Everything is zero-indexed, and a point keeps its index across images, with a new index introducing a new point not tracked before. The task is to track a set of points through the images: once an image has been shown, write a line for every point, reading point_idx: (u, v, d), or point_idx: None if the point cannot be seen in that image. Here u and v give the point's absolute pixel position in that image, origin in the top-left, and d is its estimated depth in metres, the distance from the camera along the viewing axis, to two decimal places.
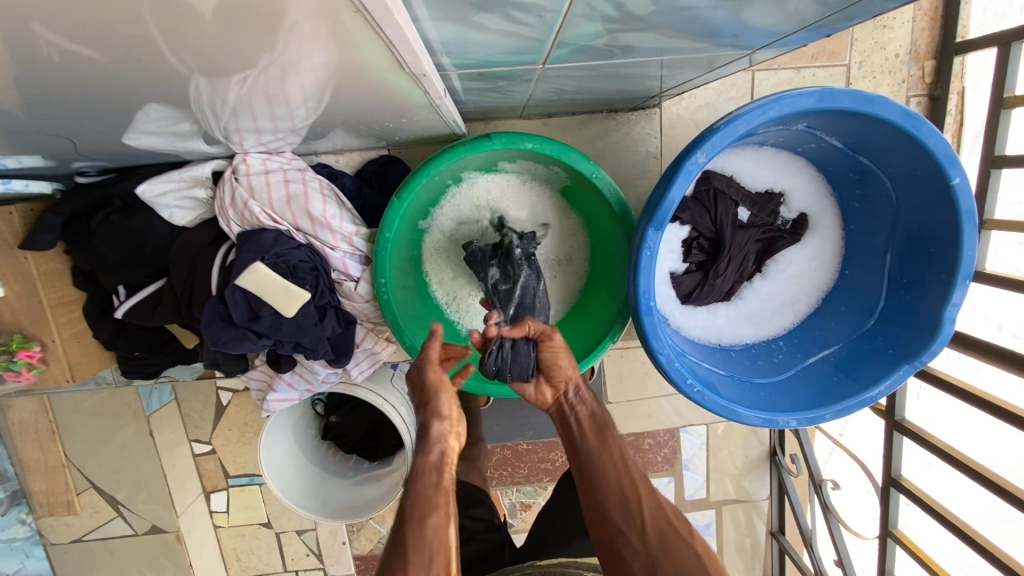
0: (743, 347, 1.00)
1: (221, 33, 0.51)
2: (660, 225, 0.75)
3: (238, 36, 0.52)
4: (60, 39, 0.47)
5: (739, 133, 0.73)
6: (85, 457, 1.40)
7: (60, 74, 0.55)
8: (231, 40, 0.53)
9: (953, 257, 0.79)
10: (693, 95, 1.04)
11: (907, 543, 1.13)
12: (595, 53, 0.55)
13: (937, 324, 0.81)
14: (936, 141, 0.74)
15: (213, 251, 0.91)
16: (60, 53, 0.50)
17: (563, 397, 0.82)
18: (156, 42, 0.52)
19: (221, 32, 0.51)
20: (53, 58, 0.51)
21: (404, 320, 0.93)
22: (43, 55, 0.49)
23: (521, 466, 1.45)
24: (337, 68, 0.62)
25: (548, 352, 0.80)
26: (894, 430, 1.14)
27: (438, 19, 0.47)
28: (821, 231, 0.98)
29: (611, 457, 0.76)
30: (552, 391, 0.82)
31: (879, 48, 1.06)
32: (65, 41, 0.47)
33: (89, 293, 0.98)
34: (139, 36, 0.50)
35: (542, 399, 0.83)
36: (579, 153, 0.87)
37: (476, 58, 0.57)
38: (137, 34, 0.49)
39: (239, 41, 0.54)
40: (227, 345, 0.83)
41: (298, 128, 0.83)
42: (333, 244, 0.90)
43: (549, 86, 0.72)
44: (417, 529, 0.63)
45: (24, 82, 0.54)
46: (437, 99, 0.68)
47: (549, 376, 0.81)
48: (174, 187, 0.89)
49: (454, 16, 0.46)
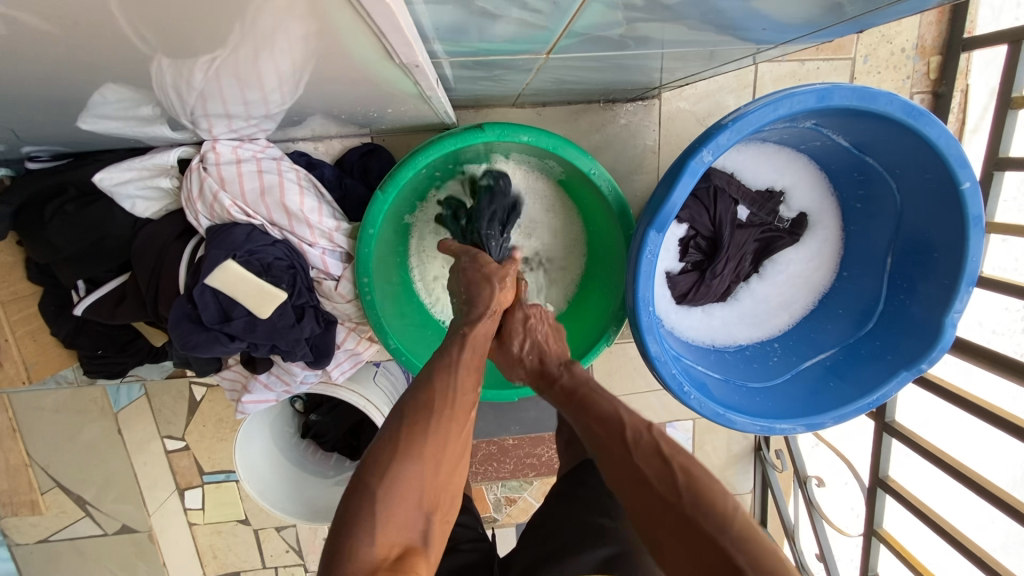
0: (738, 349, 0.98)
1: (187, 6, 0.45)
2: (662, 226, 0.71)
3: (208, 10, 0.46)
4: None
5: (748, 131, 0.69)
6: (49, 455, 1.33)
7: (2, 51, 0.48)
8: (198, 13, 0.46)
9: (956, 263, 0.77)
10: (694, 87, 1.00)
11: (892, 542, 1.15)
12: (607, 44, 0.50)
13: (938, 331, 0.79)
14: (947, 142, 0.71)
15: (181, 245, 0.84)
16: (1, 27, 0.43)
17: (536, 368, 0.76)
18: (114, 14, 0.45)
19: (193, 6, 0.45)
20: None
21: (388, 321, 0.87)
22: None
23: (506, 462, 1.41)
24: (318, 49, 0.56)
25: (501, 359, 0.79)
26: (883, 432, 1.13)
27: (435, 2, 0.42)
28: (821, 231, 0.96)
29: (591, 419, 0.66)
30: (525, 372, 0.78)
31: (885, 42, 1.02)
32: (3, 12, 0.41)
33: (45, 287, 0.91)
34: (93, 10, 0.43)
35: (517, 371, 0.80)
36: (576, 147, 0.82)
37: (473, 46, 0.52)
38: (87, 5, 0.42)
39: (207, 14, 0.47)
40: (199, 349, 0.77)
41: (274, 114, 0.76)
42: (311, 240, 0.84)
43: (549, 77, 0.67)
44: (462, 391, 0.64)
45: None
46: (428, 91, 0.63)
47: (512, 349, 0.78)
48: (137, 175, 0.81)
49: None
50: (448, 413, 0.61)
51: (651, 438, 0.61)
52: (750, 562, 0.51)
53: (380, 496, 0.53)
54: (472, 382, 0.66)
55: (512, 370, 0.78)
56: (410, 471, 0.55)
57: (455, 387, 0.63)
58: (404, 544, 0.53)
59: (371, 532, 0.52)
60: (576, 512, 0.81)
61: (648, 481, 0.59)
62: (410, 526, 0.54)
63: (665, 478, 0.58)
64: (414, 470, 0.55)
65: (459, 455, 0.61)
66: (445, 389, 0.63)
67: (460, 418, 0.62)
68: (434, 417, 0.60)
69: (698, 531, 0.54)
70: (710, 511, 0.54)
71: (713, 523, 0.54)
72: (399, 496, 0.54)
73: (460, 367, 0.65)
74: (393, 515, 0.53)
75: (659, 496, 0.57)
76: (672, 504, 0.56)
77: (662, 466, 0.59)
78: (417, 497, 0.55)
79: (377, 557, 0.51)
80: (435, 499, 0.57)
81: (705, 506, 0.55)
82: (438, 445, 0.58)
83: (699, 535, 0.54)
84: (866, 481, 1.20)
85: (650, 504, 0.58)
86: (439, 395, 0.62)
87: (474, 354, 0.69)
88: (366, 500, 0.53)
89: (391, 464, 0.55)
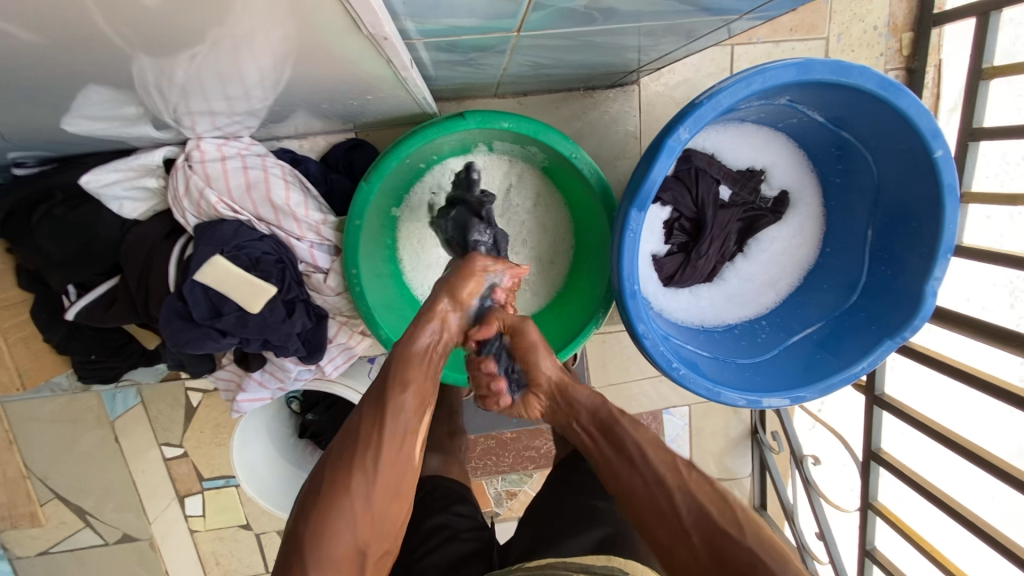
0: (726, 328, 0.99)
1: (161, 5, 0.46)
2: (643, 206, 0.73)
3: (180, 6, 0.47)
4: None
5: (722, 108, 0.71)
6: (46, 466, 1.33)
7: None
8: (172, 10, 0.48)
9: (934, 231, 0.78)
10: (672, 71, 1.01)
11: (888, 515, 1.14)
12: (574, 18, 0.51)
13: (919, 299, 0.80)
14: (918, 112, 0.72)
15: (169, 245, 0.85)
16: None
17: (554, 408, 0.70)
18: (92, 16, 0.46)
19: (163, 3, 0.45)
20: None
21: (379, 312, 0.88)
22: None
23: (506, 455, 1.42)
24: (295, 40, 0.57)
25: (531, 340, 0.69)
26: (874, 405, 1.14)
27: None
28: (802, 208, 0.97)
29: (636, 443, 0.63)
30: (539, 405, 0.71)
31: (857, 21, 1.04)
32: None
33: (35, 294, 0.91)
34: (70, 10, 0.44)
35: (531, 412, 0.72)
36: (557, 132, 0.83)
37: (443, 24, 0.52)
38: (64, 6, 0.43)
39: (181, 11, 0.48)
40: (191, 345, 0.78)
41: (256, 110, 0.77)
42: (299, 234, 0.85)
43: (524, 60, 0.68)
44: (393, 415, 0.62)
45: None
46: (401, 70, 0.64)
47: (533, 388, 0.70)
48: (123, 176, 0.82)
49: None
50: (375, 448, 0.60)
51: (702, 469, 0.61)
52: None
53: (303, 557, 0.55)
54: (409, 403, 0.63)
55: (535, 368, 0.69)
56: (319, 528, 0.56)
57: (377, 428, 0.61)
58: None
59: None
60: (568, 498, 0.82)
61: (713, 521, 0.56)
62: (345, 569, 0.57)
63: (731, 518, 0.55)
64: (326, 527, 0.56)
65: (394, 484, 0.60)
66: (370, 430, 0.61)
67: (390, 446, 0.61)
68: (344, 472, 0.58)
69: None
70: (774, 553, 0.53)
71: (783, 568, 0.52)
72: (328, 544, 0.56)
73: (396, 388, 0.63)
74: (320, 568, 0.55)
75: (724, 538, 0.54)
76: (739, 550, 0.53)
77: (719, 499, 0.57)
78: (349, 543, 0.57)
79: None
80: (368, 535, 0.58)
81: (769, 547, 0.53)
82: (355, 494, 0.58)
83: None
84: (859, 456, 1.21)
85: (716, 540, 0.55)
86: (356, 441, 0.60)
87: (421, 371, 0.65)
88: (297, 552, 0.55)
89: (316, 516, 0.56)
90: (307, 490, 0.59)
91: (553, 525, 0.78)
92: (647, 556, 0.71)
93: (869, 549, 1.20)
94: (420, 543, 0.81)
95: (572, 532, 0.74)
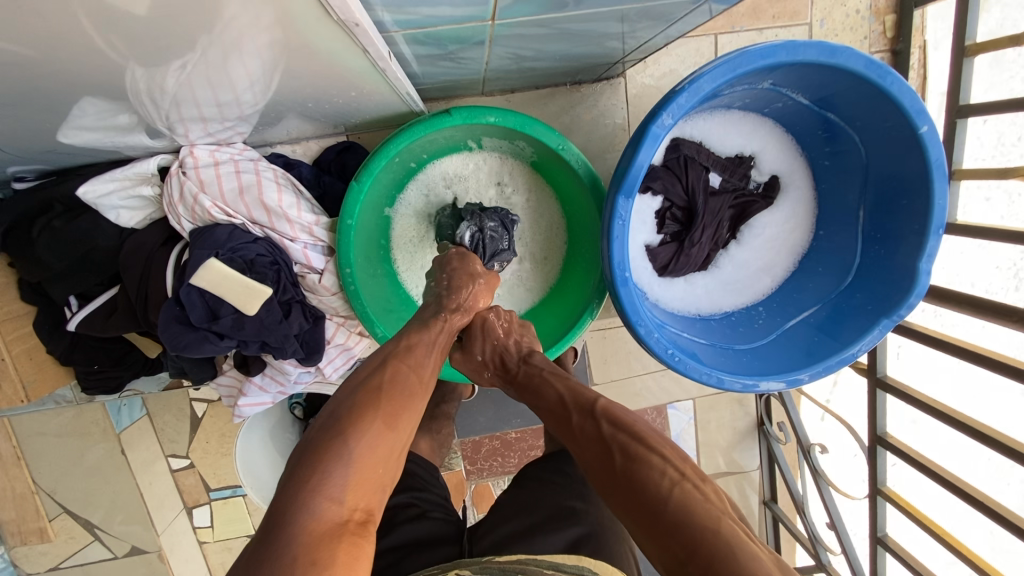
0: (723, 316, 0.99)
1: (146, 14, 0.47)
2: (630, 193, 0.73)
3: (166, 15, 0.48)
4: None
5: (704, 93, 0.71)
6: (54, 481, 1.34)
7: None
8: (158, 20, 0.49)
9: (925, 207, 0.78)
10: (656, 62, 1.02)
11: (897, 499, 1.12)
12: (549, 4, 0.52)
13: (913, 276, 0.80)
14: (902, 89, 0.72)
15: (167, 251, 0.87)
16: None
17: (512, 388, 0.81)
18: (81, 28, 0.47)
19: (150, 12, 0.46)
20: None
21: (375, 311, 0.88)
22: None
23: (511, 456, 1.41)
24: (280, 46, 0.58)
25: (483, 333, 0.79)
26: (877, 387, 1.13)
27: None
28: (792, 193, 0.97)
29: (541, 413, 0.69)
30: None
31: (840, 5, 1.05)
32: None
33: (38, 306, 0.93)
34: (58, 22, 0.45)
35: None
36: (544, 125, 0.84)
37: (418, 13, 0.52)
38: (47, 16, 0.44)
39: (167, 21, 0.49)
40: (189, 349, 0.79)
41: (247, 115, 0.79)
42: (292, 235, 0.86)
43: (506, 52, 0.69)
44: (426, 370, 0.68)
45: None
46: (380, 63, 0.65)
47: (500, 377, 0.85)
48: (119, 186, 0.84)
49: None
50: (415, 387, 0.64)
51: (598, 420, 0.61)
52: (705, 557, 0.46)
53: (345, 469, 0.53)
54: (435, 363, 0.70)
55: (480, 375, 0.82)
56: (361, 441, 0.55)
57: (416, 374, 0.66)
58: (367, 508, 0.53)
59: (341, 492, 0.52)
60: (547, 493, 0.81)
61: (599, 480, 0.58)
62: (374, 495, 0.55)
63: (605, 463, 0.58)
64: (369, 442, 0.56)
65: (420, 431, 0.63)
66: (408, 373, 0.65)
67: (425, 396, 0.66)
68: (388, 402, 0.60)
69: (633, 510, 0.53)
70: (646, 495, 0.53)
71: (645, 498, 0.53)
72: (370, 459, 0.55)
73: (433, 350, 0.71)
74: (355, 482, 0.53)
75: (609, 493, 0.56)
76: (621, 500, 0.54)
77: (604, 452, 0.58)
78: (385, 467, 0.56)
79: (343, 516, 0.51)
80: (393, 471, 0.58)
81: (642, 490, 0.53)
82: (398, 424, 0.60)
83: (642, 523, 0.52)
84: (866, 441, 1.19)
85: (608, 492, 0.56)
86: (395, 380, 0.63)
87: (447, 342, 0.75)
88: (339, 462, 0.53)
89: (365, 430, 0.57)
90: (335, 412, 0.58)
91: (534, 516, 0.77)
92: (619, 562, 0.71)
93: (881, 536, 1.18)
94: (389, 519, 0.82)
95: (549, 530, 0.73)
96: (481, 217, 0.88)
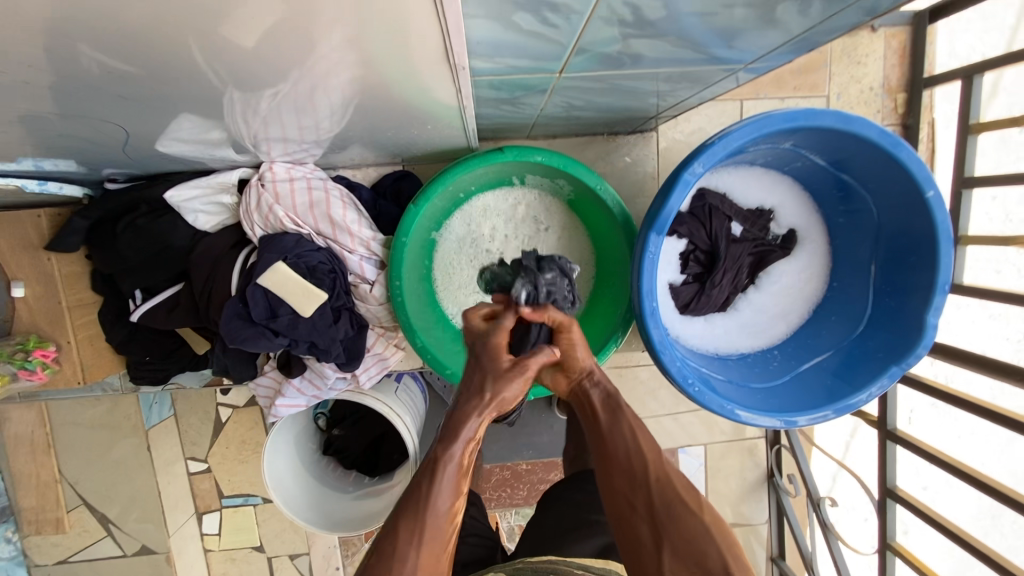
0: (739, 356, 1.04)
1: (265, 47, 0.56)
2: (661, 231, 0.81)
3: (277, 49, 0.57)
4: (121, 47, 0.51)
5: (732, 148, 0.80)
6: (78, 473, 1.37)
7: (110, 80, 0.59)
8: (269, 54, 0.57)
9: (932, 265, 0.85)
10: (687, 121, 1.13)
11: (905, 554, 1.13)
12: (606, 61, 0.61)
13: (921, 327, 0.86)
14: (910, 157, 0.81)
15: (234, 254, 0.95)
16: (99, 62, 0.54)
17: (575, 386, 0.78)
18: (208, 56, 0.57)
19: (259, 46, 0.55)
20: (110, 64, 0.55)
21: (417, 321, 0.96)
22: (84, 66, 0.54)
23: (520, 487, 1.44)
24: (367, 81, 0.67)
25: (567, 343, 0.77)
26: (887, 439, 1.15)
27: (483, 17, 0.50)
28: (808, 245, 1.05)
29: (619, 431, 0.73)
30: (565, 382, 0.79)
31: (855, 82, 1.16)
32: (124, 49, 0.52)
33: (105, 296, 1.00)
34: (193, 50, 0.54)
35: (556, 386, 0.80)
36: (584, 167, 0.93)
37: (503, 63, 0.62)
38: (182, 44, 0.52)
39: (276, 55, 0.58)
40: (246, 343, 0.86)
41: (322, 140, 0.89)
42: (351, 247, 0.95)
43: (560, 100, 0.79)
44: (432, 522, 0.63)
45: (70, 86, 0.58)
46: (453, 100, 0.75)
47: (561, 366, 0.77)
48: (202, 193, 0.94)
49: (496, 15, 0.49)
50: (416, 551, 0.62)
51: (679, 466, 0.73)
52: None
53: None
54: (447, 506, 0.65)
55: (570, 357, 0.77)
56: None
57: (415, 536, 0.62)
58: None
59: None
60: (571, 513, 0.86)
61: (677, 494, 0.68)
62: None
63: (690, 495, 0.69)
64: None
65: None
66: (410, 538, 0.62)
67: (432, 551, 0.63)
68: None
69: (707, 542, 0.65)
70: (723, 534, 0.67)
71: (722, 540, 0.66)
72: None
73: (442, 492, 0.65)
74: None
75: (684, 505, 0.67)
76: (700, 520, 0.66)
77: (689, 489, 0.69)
78: None
79: None
80: None
81: (720, 530, 0.67)
82: None
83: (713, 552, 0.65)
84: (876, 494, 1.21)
85: (681, 517, 0.66)
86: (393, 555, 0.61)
87: (455, 477, 0.66)
88: None
89: None
90: None
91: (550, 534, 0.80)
92: None
93: None
94: None
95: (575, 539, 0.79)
96: (536, 273, 0.83)
